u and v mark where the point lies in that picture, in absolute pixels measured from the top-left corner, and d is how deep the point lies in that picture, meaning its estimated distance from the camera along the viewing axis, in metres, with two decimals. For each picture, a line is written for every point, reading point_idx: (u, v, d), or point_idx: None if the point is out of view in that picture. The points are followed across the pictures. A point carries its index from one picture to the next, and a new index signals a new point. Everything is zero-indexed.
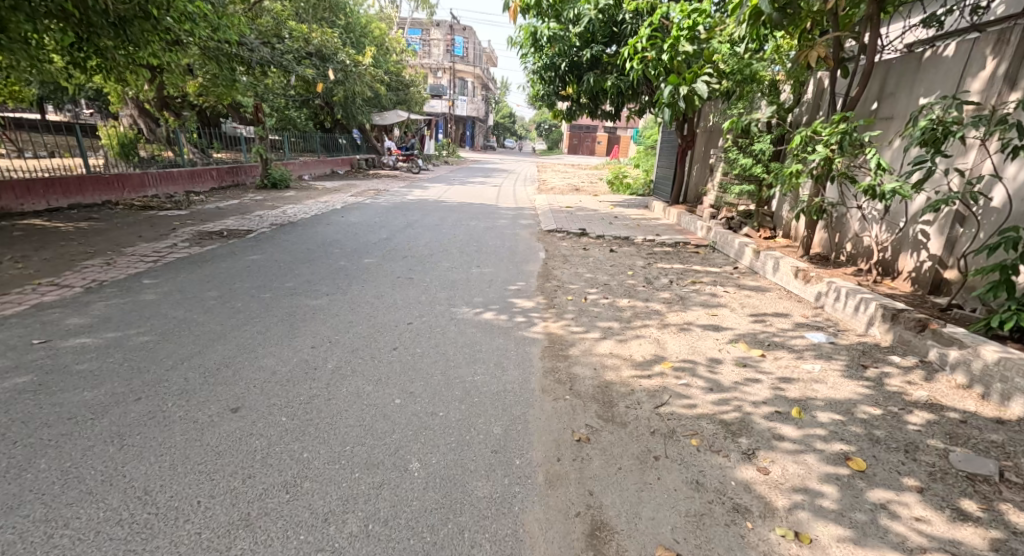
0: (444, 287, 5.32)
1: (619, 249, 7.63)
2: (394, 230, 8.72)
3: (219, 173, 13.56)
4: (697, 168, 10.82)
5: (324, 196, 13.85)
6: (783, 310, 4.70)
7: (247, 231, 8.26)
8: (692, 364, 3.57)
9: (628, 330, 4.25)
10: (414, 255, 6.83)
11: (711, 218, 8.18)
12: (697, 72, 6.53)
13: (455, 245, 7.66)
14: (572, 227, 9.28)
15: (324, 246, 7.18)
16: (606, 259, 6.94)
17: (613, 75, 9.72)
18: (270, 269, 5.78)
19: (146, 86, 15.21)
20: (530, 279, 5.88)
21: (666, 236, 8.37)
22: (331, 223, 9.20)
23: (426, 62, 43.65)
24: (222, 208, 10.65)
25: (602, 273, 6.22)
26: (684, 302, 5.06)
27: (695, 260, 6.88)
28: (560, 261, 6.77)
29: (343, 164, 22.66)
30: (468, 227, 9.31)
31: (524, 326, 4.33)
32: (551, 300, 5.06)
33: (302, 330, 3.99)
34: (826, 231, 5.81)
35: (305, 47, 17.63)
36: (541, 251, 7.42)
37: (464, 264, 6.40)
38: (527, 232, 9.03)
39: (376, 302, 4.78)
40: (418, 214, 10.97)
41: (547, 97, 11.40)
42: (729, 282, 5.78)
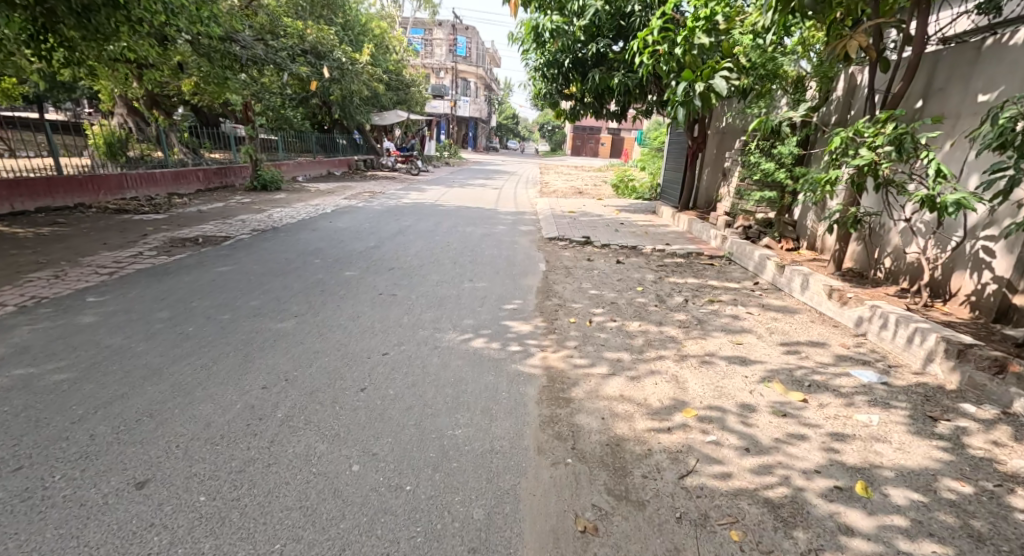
0: (431, 306, 4.73)
1: (626, 260, 7.02)
2: (383, 237, 8.12)
3: (206, 173, 12.96)
4: (708, 172, 10.24)
5: (316, 198, 13.28)
6: (818, 338, 4.08)
7: (224, 238, 7.66)
8: (722, 412, 2.97)
9: (642, 365, 3.65)
10: (402, 267, 6.23)
11: (726, 226, 7.58)
12: (715, 67, 5.90)
13: (448, 254, 7.06)
14: (575, 234, 8.68)
15: (304, 256, 6.58)
16: (612, 273, 6.33)
17: (620, 72, 9.11)
18: (238, 283, 5.18)
19: (134, 83, 14.66)
20: (528, 296, 5.28)
21: (676, 245, 7.78)
22: (317, 229, 8.59)
23: (427, 62, 43.06)
24: (205, 211, 10.08)
25: (608, 289, 5.61)
26: (702, 326, 4.44)
27: (710, 275, 6.27)
28: (562, 274, 6.17)
29: (340, 165, 22.11)
30: (464, 234, 8.70)
31: (520, 357, 3.74)
32: (552, 324, 4.46)
33: (257, 362, 3.38)
34: (859, 243, 5.22)
35: (300, 44, 17.07)
36: (541, 261, 6.81)
37: (456, 278, 5.79)
38: (527, 240, 8.42)
39: (351, 325, 4.18)
40: (411, 218, 10.36)
41: (550, 95, 10.81)
42: (750, 300, 5.17)
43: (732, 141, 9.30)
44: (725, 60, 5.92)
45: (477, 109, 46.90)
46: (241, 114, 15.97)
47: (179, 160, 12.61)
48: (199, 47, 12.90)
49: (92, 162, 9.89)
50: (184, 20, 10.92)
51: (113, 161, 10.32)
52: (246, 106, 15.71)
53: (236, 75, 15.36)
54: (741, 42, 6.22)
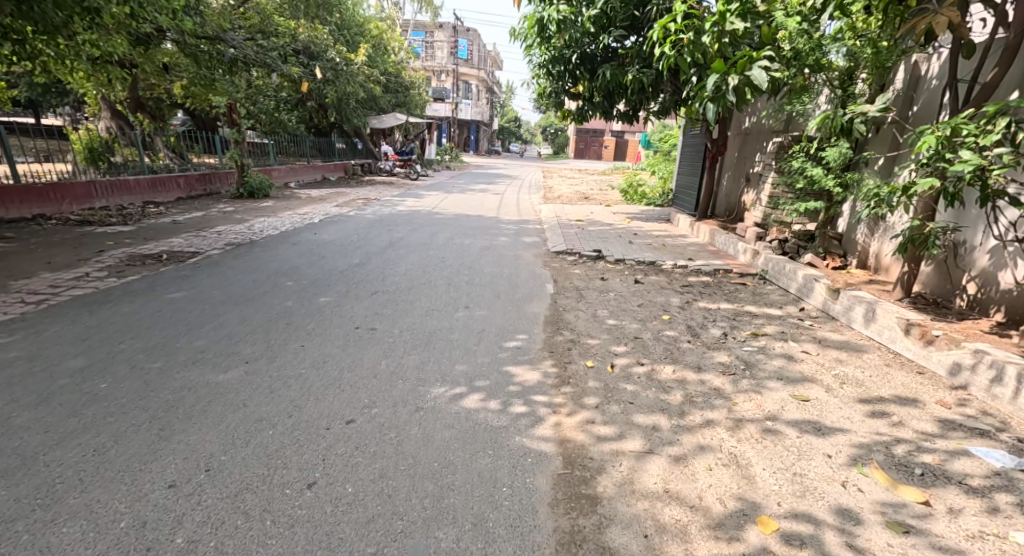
0: (417, 346, 3.88)
1: (645, 279, 6.19)
2: (371, 251, 7.28)
3: (188, 180, 12.11)
4: (729, 178, 9.42)
5: (307, 206, 12.49)
6: (906, 391, 3.22)
7: (192, 254, 6.84)
8: (814, 526, 2.15)
9: (686, 436, 2.80)
10: (387, 290, 5.38)
11: (757, 239, 6.72)
12: (753, 55, 5.07)
13: (443, 272, 6.21)
14: (585, 246, 7.85)
15: (277, 276, 5.74)
16: (632, 297, 5.47)
17: (634, 67, 8.25)
18: (189, 314, 4.34)
19: (116, 85, 13.98)
20: (535, 329, 4.43)
21: (700, 260, 6.94)
22: (299, 243, 7.74)
23: (427, 64, 42.32)
24: (180, 221, 9.28)
25: (629, 319, 4.75)
26: (753, 373, 3.58)
27: (745, 300, 5.41)
28: (573, 298, 5.32)
29: (336, 170, 21.34)
30: (461, 247, 7.84)
31: (526, 425, 2.89)
32: (566, 371, 3.61)
33: (173, 435, 2.54)
34: (931, 265, 4.36)
35: (292, 43, 16.24)
36: (547, 282, 5.96)
37: (448, 304, 4.94)
38: (531, 254, 7.56)
39: (314, 375, 3.34)
40: (404, 229, 9.50)
41: (555, 94, 9.98)
42: (802, 334, 4.30)
43: (759, 143, 8.44)
44: (766, 48, 5.07)
45: (479, 112, 46.20)
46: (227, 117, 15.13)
47: (164, 165, 11.85)
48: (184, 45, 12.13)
49: (66, 167, 9.23)
50: (159, 15, 10.11)
51: (91, 167, 9.68)
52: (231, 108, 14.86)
53: (223, 76, 14.55)
54: (785, 27, 5.36)
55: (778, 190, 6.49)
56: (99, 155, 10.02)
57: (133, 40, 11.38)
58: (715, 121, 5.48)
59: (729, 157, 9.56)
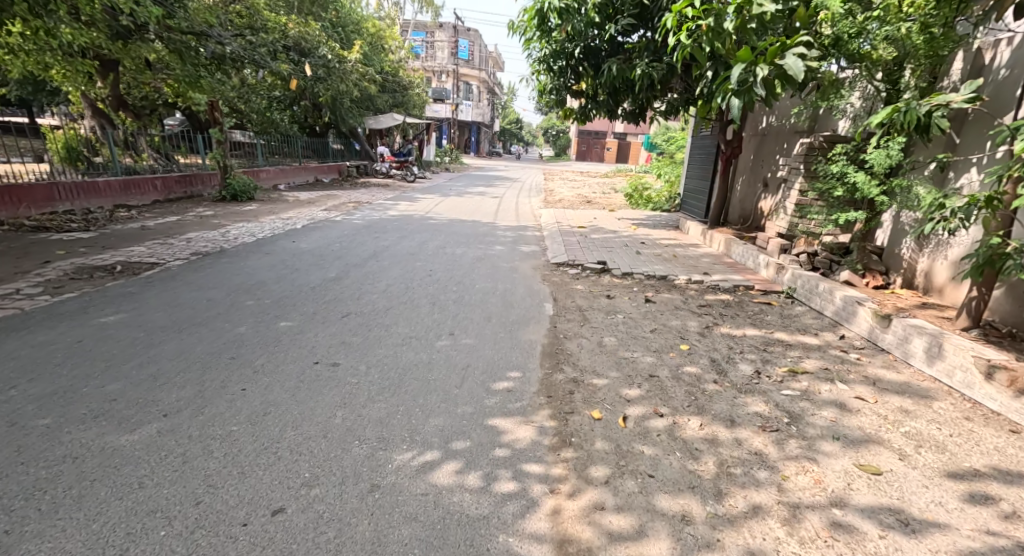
0: (385, 391, 3.18)
1: (656, 298, 5.49)
2: (351, 263, 6.58)
3: (167, 181, 11.41)
4: (745, 182, 8.76)
5: (293, 210, 11.82)
6: (1005, 463, 2.55)
7: (151, 265, 6.15)
8: None
9: (728, 535, 2.14)
10: (361, 311, 4.66)
11: (782, 251, 6.02)
12: (787, 41, 4.37)
13: (429, 289, 5.49)
14: (589, 257, 7.17)
15: (238, 293, 5.05)
16: (643, 322, 4.76)
17: (642, 61, 7.55)
18: (117, 342, 3.64)
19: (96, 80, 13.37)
20: (530, 363, 3.72)
21: (717, 274, 6.25)
22: (273, 253, 7.05)
23: (427, 64, 41.66)
24: (148, 227, 8.59)
25: (642, 351, 4.04)
26: (801, 427, 2.88)
27: (773, 324, 4.71)
28: (576, 323, 4.62)
29: (330, 172, 20.71)
30: (452, 257, 7.13)
31: (518, 516, 2.22)
32: (567, 425, 2.90)
33: (19, 544, 1.95)
34: (1007, 291, 3.69)
35: (282, 39, 15.52)
36: (546, 301, 5.27)
37: (429, 330, 4.24)
38: (529, 266, 6.85)
39: (246, 433, 2.64)
40: (392, 236, 8.79)
41: (557, 92, 9.30)
42: (851, 372, 3.60)
43: (779, 144, 7.77)
44: (802, 31, 4.36)
45: (479, 114, 45.55)
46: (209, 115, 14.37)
47: (148, 165, 11.39)
48: (167, 41, 11.49)
49: (48, 168, 8.95)
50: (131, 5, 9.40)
51: (72, 167, 9.40)
52: (215, 106, 14.14)
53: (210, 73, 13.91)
54: (824, 7, 4.61)
55: (806, 197, 5.78)
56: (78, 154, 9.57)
57: (111, 34, 10.74)
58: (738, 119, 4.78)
59: (744, 160, 8.90)
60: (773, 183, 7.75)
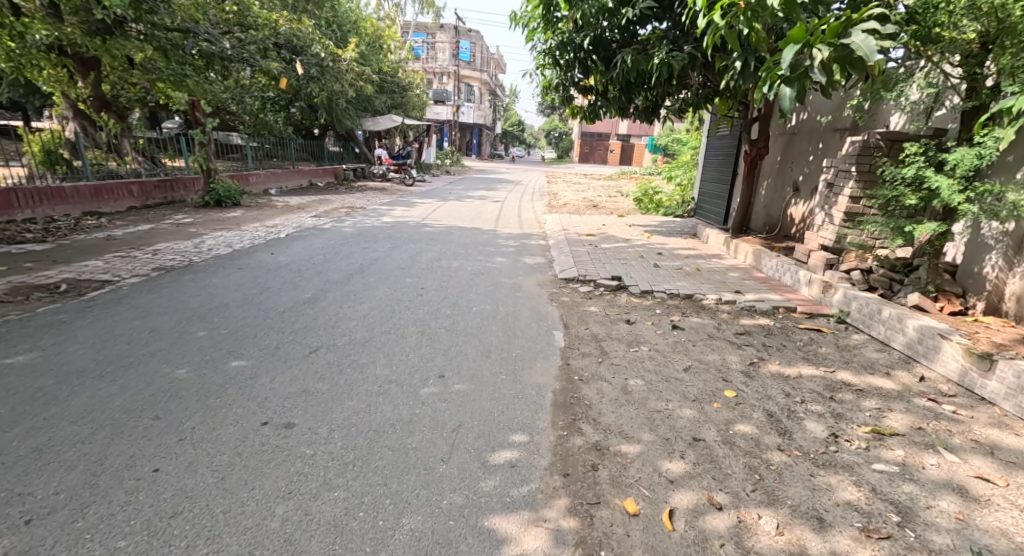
0: (346, 471, 2.41)
1: (684, 324, 4.71)
2: (332, 280, 5.80)
3: (144, 187, 10.63)
4: (771, 185, 8.06)
5: (280, 217, 11.07)
6: None
7: (102, 283, 5.36)
8: None
9: None
10: (333, 345, 3.89)
11: (827, 268, 5.21)
12: (859, 13, 3.59)
13: (418, 313, 4.71)
14: (601, 271, 6.38)
15: (192, 319, 4.26)
16: (673, 357, 3.96)
17: (661, 50, 6.75)
18: (13, 397, 2.86)
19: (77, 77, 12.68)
20: (539, 422, 2.94)
21: (750, 293, 5.45)
22: (245, 267, 6.27)
23: (427, 66, 40.95)
24: (115, 236, 7.84)
25: (678, 400, 3.26)
26: (921, 533, 2.16)
27: (829, 359, 3.92)
28: (593, 361, 3.85)
29: (326, 175, 20.02)
30: (447, 272, 6.35)
31: None
32: (594, 528, 2.18)
33: None
34: None
35: (273, 37, 14.72)
36: (555, 330, 4.48)
37: (415, 374, 3.46)
38: (534, 282, 6.07)
39: (135, 551, 1.96)
40: (383, 247, 8.02)
41: (564, 87, 8.51)
42: (953, 432, 2.85)
43: (812, 144, 7.02)
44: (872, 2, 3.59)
45: (480, 115, 44.81)
46: (190, 115, 13.53)
47: (131, 169, 10.75)
48: (150, 38, 10.82)
49: (24, 171, 8.42)
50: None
51: (50, 171, 8.81)
52: (198, 107, 13.35)
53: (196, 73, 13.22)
54: None
55: (858, 204, 4.98)
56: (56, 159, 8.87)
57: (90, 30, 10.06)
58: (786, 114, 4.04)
59: (771, 160, 8.16)
60: (808, 188, 7.00)
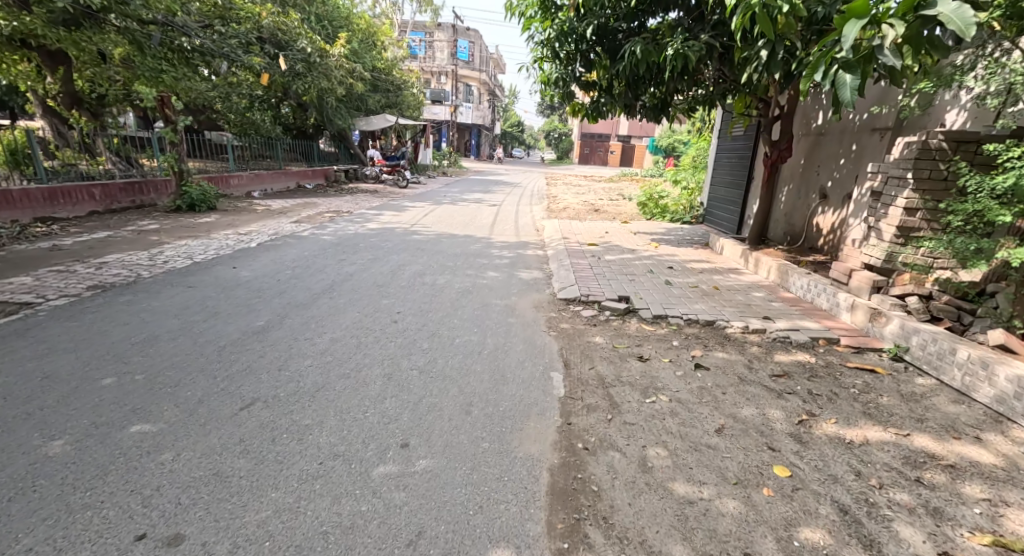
0: None
1: (708, 364, 3.90)
2: (295, 301, 4.99)
3: (108, 189, 9.82)
4: (795, 190, 7.30)
5: (257, 222, 10.26)
6: None
7: (19, 306, 4.55)
8: None
9: None
10: (275, 397, 3.10)
11: (874, 290, 4.44)
12: None
13: (389, 348, 3.92)
14: (606, 291, 5.57)
15: (103, 359, 3.44)
16: (700, 412, 3.16)
17: (676, 39, 5.97)
18: None
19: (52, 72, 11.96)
20: (530, 526, 2.23)
21: (782, 321, 4.64)
22: (198, 284, 5.47)
23: (425, 65, 40.08)
24: (61, 245, 7.04)
25: (715, 484, 2.46)
26: None
27: (897, 412, 3.15)
28: (601, 420, 3.05)
29: (317, 176, 19.18)
30: (431, 291, 5.56)
31: None
32: None
33: None
34: None
35: (256, 30, 13.93)
36: (552, 372, 3.66)
37: (371, 443, 2.68)
38: (529, 304, 5.25)
39: None
40: (363, 258, 7.22)
41: (563, 83, 7.73)
42: None
43: (843, 146, 6.27)
44: None
45: (479, 116, 44.03)
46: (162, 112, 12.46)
47: (102, 171, 10.02)
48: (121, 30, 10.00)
49: None
50: None
51: (15, 171, 8.33)
52: (168, 104, 12.36)
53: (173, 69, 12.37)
54: None
55: (914, 216, 4.17)
56: (21, 158, 8.43)
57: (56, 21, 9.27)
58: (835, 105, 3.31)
59: (793, 164, 7.41)
60: (841, 195, 6.23)
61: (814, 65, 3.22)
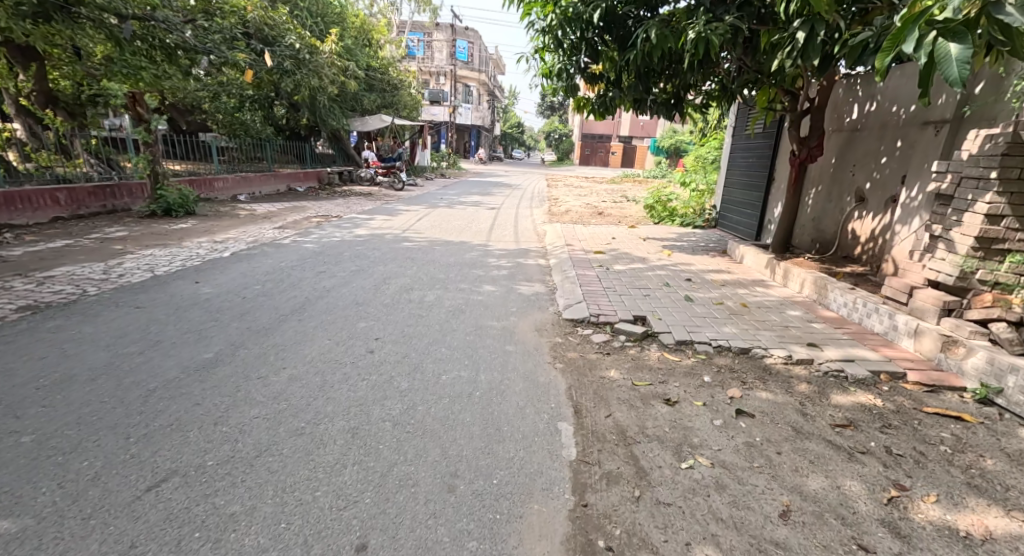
0: None
1: (753, 409, 3.16)
2: (256, 326, 4.26)
3: (74, 193, 9.12)
4: (824, 193, 6.58)
5: (237, 228, 9.54)
6: None
7: None
8: None
9: None
10: (197, 466, 2.39)
11: (945, 313, 3.69)
12: None
13: (359, 391, 3.21)
14: (619, 310, 4.82)
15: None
16: (755, 484, 2.43)
17: (697, 22, 5.25)
18: None
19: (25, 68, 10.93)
20: None
21: (832, 350, 3.90)
22: (148, 304, 4.74)
23: (424, 66, 39.39)
24: (9, 257, 6.32)
25: None
26: None
27: (1012, 485, 2.44)
28: (630, 502, 2.32)
29: (310, 179, 18.45)
30: (418, 311, 4.83)
31: None
32: None
33: None
34: None
35: (241, 25, 13.00)
36: (562, 426, 2.93)
37: (314, 547, 2.04)
38: (531, 327, 4.52)
39: None
40: (345, 269, 6.49)
41: (566, 76, 6.96)
42: None
43: (885, 142, 5.55)
44: None
45: (479, 117, 43.27)
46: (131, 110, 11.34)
47: (72, 174, 9.36)
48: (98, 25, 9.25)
49: None
50: None
51: None
52: (140, 101, 11.39)
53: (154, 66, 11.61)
54: None
55: (998, 226, 3.50)
56: None
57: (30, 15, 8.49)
58: (922, 91, 2.54)
59: (822, 164, 6.69)
60: (882, 199, 5.53)
61: (903, 31, 2.43)
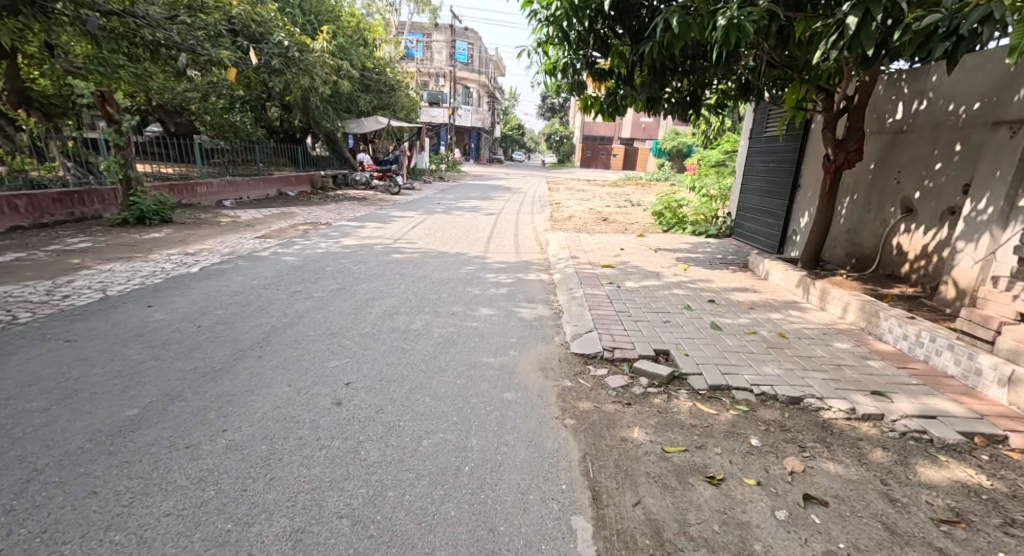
0: None
1: (824, 493, 2.44)
2: (202, 367, 3.52)
3: (36, 200, 8.40)
4: (861, 202, 5.84)
5: (215, 237, 8.84)
6: None
7: None
8: None
9: None
10: None
11: None
12: None
13: (311, 466, 2.49)
14: (638, 342, 4.08)
15: None
16: None
17: (727, 8, 4.53)
18: None
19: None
20: None
21: (902, 401, 3.17)
22: (81, 335, 4.01)
23: (423, 67, 38.67)
24: None
25: None
26: None
27: None
28: None
29: (303, 183, 17.74)
30: (401, 343, 4.08)
31: None
32: None
33: None
34: None
35: (226, 21, 12.27)
36: (575, 522, 2.23)
37: None
38: (534, 365, 3.78)
39: None
40: (323, 287, 5.76)
41: (573, 71, 6.28)
42: None
43: (942, 146, 4.83)
44: None
45: (479, 119, 42.57)
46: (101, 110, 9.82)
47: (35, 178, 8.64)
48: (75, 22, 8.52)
49: None
50: None
51: None
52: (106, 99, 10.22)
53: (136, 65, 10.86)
54: None
55: None
56: None
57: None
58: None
59: (857, 170, 5.95)
60: (937, 209, 4.83)
61: None
